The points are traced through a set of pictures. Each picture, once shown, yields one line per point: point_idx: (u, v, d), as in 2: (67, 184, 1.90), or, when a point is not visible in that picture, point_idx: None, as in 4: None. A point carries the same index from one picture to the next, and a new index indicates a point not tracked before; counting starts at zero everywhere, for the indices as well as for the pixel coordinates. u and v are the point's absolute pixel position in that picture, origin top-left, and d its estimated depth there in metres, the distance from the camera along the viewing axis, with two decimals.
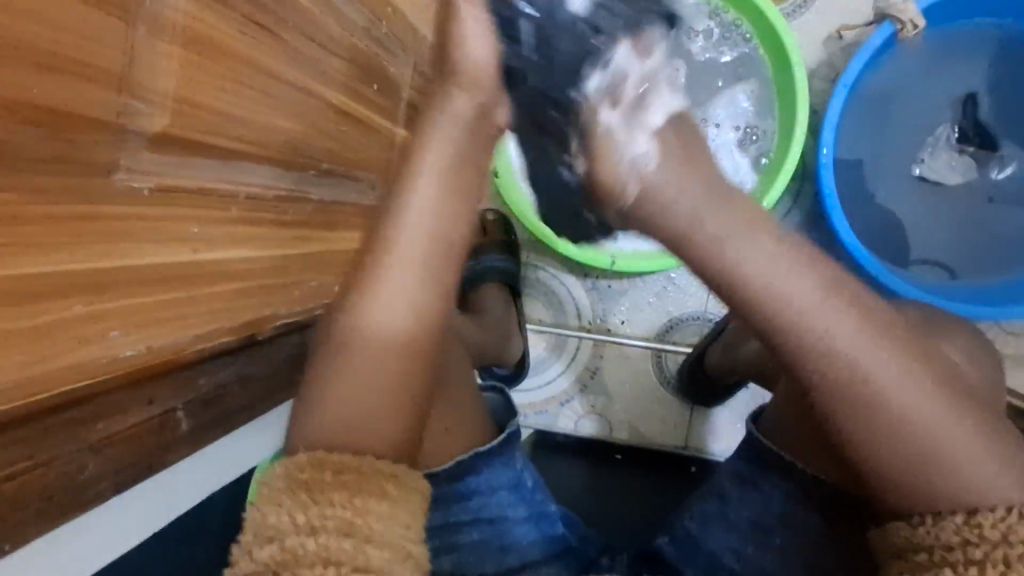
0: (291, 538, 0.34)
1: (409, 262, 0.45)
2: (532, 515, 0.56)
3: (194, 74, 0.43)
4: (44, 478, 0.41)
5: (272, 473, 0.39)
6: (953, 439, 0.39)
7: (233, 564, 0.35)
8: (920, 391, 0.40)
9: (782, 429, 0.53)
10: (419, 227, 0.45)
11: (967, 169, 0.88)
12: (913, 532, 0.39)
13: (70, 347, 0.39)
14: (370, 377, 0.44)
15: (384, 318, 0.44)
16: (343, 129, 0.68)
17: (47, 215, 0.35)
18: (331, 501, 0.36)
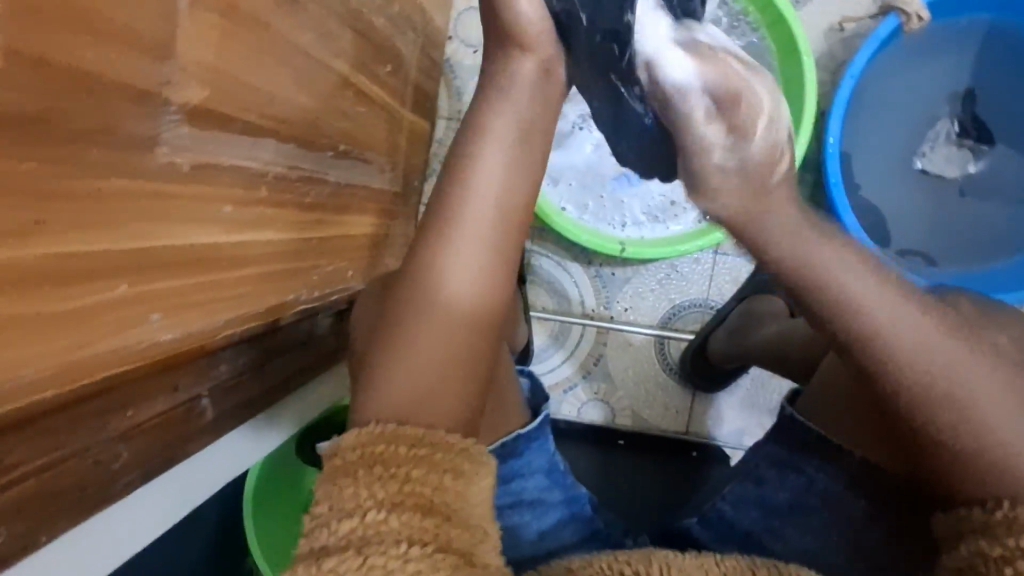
0: (372, 513, 0.38)
1: (480, 235, 0.53)
2: (566, 499, 0.58)
3: (225, 44, 0.41)
4: (77, 467, 0.39)
5: (340, 443, 0.42)
6: (992, 406, 0.43)
7: (311, 532, 0.38)
8: (955, 357, 0.44)
9: (820, 410, 0.55)
10: (484, 210, 0.54)
11: (965, 163, 0.91)
12: (981, 516, 0.41)
13: (109, 330, 0.37)
14: (448, 344, 0.49)
15: (463, 283, 0.51)
16: (358, 109, 0.66)
17: (93, 190, 0.33)
18: (411, 477, 0.40)
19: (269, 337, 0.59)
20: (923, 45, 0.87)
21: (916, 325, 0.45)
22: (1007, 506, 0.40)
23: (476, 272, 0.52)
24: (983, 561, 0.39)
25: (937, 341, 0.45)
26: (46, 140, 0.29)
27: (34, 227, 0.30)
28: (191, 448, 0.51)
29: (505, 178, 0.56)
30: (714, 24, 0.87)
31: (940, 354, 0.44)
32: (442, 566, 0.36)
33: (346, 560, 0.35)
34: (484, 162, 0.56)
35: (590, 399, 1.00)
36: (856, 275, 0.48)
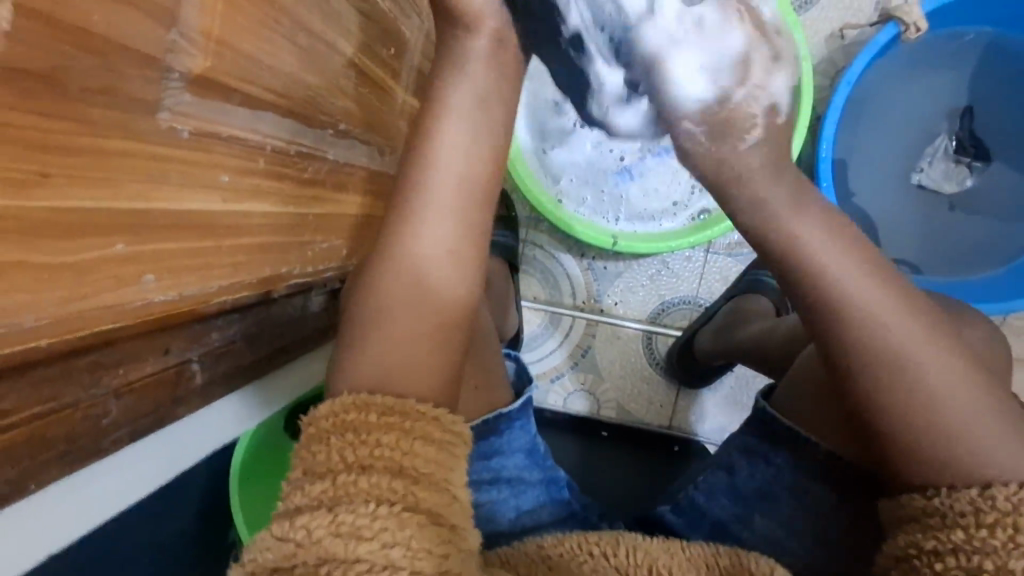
0: (342, 475, 0.39)
1: (444, 211, 0.53)
2: (544, 480, 0.60)
3: (231, 15, 0.42)
4: (71, 419, 0.40)
5: (314, 413, 0.44)
6: (960, 404, 0.45)
7: (286, 497, 0.40)
8: (932, 356, 0.46)
9: (799, 405, 0.57)
10: (446, 188, 0.54)
11: (961, 179, 0.92)
12: (926, 503, 0.43)
13: (107, 287, 0.38)
14: (408, 324, 0.50)
15: (424, 267, 0.52)
16: (360, 90, 0.67)
17: (97, 148, 0.34)
18: (379, 440, 0.41)
19: (260, 309, 0.61)
20: (921, 57, 0.89)
21: (904, 324, 0.47)
22: (946, 498, 0.43)
23: (443, 251, 0.53)
24: (916, 552, 0.42)
25: (919, 339, 0.47)
26: (54, 97, 0.30)
27: (38, 178, 0.31)
28: (181, 410, 0.52)
29: (465, 154, 0.55)
30: None
31: (921, 353, 0.46)
32: (407, 525, 0.38)
33: (316, 516, 0.37)
34: (444, 139, 0.54)
35: (577, 389, 1.01)
36: (854, 273, 0.49)
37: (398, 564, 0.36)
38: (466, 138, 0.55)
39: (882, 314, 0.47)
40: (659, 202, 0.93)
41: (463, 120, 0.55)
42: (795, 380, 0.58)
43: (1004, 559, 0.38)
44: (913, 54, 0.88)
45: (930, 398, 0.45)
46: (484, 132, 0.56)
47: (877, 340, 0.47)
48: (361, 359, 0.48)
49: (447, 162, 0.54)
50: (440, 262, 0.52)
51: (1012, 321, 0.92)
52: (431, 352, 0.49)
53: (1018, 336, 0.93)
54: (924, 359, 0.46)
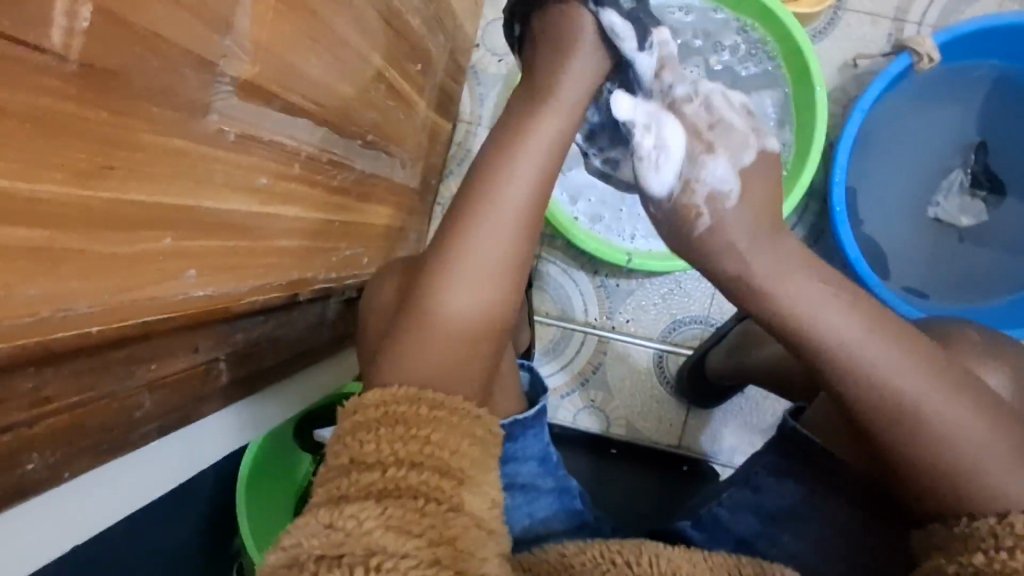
0: (392, 470, 0.40)
1: (513, 220, 0.54)
2: (557, 489, 0.60)
3: (280, 25, 0.44)
4: (106, 410, 0.41)
5: (363, 400, 0.44)
6: (976, 440, 0.46)
7: (327, 483, 0.40)
8: (935, 394, 0.47)
9: (821, 436, 0.56)
10: (506, 212, 0.54)
11: (977, 213, 0.93)
12: (951, 531, 0.45)
13: (152, 280, 0.39)
14: (465, 324, 0.51)
15: (482, 273, 0.53)
16: (387, 103, 0.69)
17: (155, 145, 0.35)
18: (429, 438, 0.41)
19: (284, 312, 0.62)
20: (932, 90, 0.91)
21: (915, 375, 0.48)
22: (966, 526, 0.44)
23: (502, 259, 0.54)
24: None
25: (928, 388, 0.47)
26: (122, 93, 0.32)
27: (102, 171, 0.32)
28: (205, 409, 0.53)
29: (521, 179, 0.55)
30: (732, 49, 0.90)
31: (932, 400, 0.47)
32: (453, 524, 0.38)
33: (366, 507, 0.37)
34: (493, 172, 0.55)
35: (587, 406, 1.02)
36: (852, 325, 0.50)
37: (445, 562, 0.36)
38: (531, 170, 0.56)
39: (888, 369, 0.48)
40: None
41: (532, 159, 0.56)
42: (814, 413, 0.57)
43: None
44: (924, 87, 0.90)
45: (940, 429, 0.46)
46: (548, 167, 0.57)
47: (876, 390, 0.48)
48: (385, 364, 0.49)
49: (511, 195, 0.55)
50: (481, 283, 0.53)
51: None
52: (471, 362, 0.50)
53: None
54: (935, 404, 0.47)
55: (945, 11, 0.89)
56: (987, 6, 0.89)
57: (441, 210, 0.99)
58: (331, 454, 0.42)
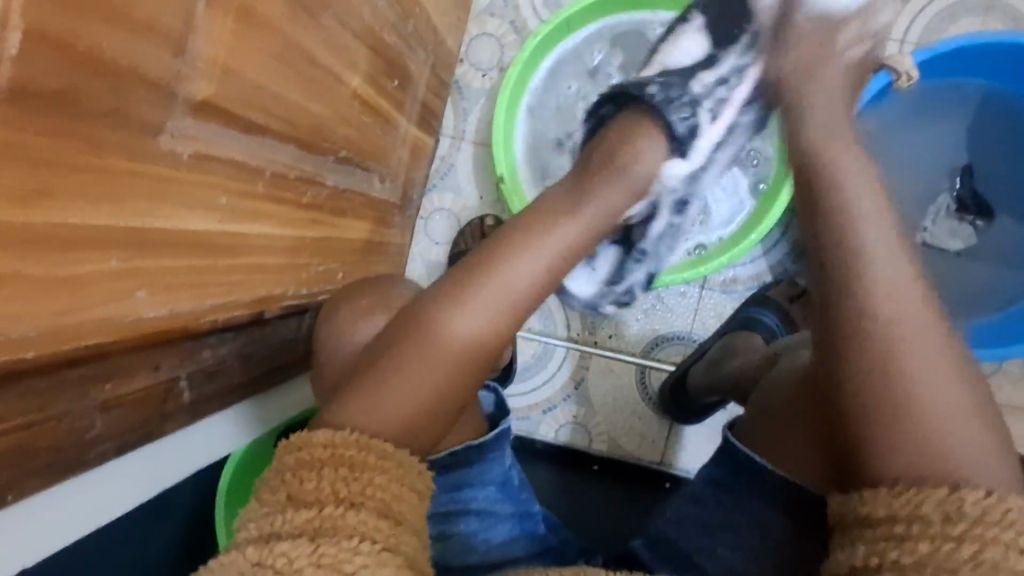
0: (329, 507, 0.40)
1: (507, 297, 0.55)
2: (518, 513, 0.60)
3: (239, 45, 0.44)
4: (55, 430, 0.41)
5: (310, 438, 0.45)
6: (944, 408, 0.44)
7: (264, 518, 0.40)
8: (927, 364, 0.45)
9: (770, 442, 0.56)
10: (501, 293, 0.55)
11: (966, 237, 0.92)
12: (888, 503, 0.41)
13: (100, 300, 0.39)
14: (430, 379, 0.51)
15: (463, 332, 0.53)
16: (363, 119, 0.69)
17: (98, 167, 0.35)
18: (373, 482, 0.42)
19: (254, 329, 0.61)
20: (918, 111, 0.91)
21: (913, 321, 0.46)
22: (903, 495, 0.41)
23: (485, 323, 0.54)
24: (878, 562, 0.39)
25: (918, 335, 0.46)
26: (60, 117, 0.32)
27: (40, 194, 0.32)
28: (168, 426, 0.52)
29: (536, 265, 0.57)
30: None
31: (911, 353, 0.45)
32: (388, 563, 0.38)
33: (298, 546, 0.37)
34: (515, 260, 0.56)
35: (568, 422, 1.01)
36: (901, 267, 0.49)
37: None
38: (537, 266, 0.57)
39: (899, 309, 0.47)
40: None
41: (543, 250, 0.58)
42: (773, 413, 0.58)
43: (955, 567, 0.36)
44: (909, 109, 0.91)
45: (914, 403, 0.44)
46: (555, 268, 0.58)
47: (875, 325, 0.47)
48: (349, 387, 0.50)
49: (513, 283, 0.56)
50: (475, 320, 0.54)
51: (1007, 368, 0.92)
52: (437, 417, 0.52)
53: (1013, 384, 0.92)
54: (913, 354, 0.45)
55: (928, 29, 0.89)
56: (970, 24, 0.89)
57: (424, 222, 0.99)
58: (267, 492, 0.42)
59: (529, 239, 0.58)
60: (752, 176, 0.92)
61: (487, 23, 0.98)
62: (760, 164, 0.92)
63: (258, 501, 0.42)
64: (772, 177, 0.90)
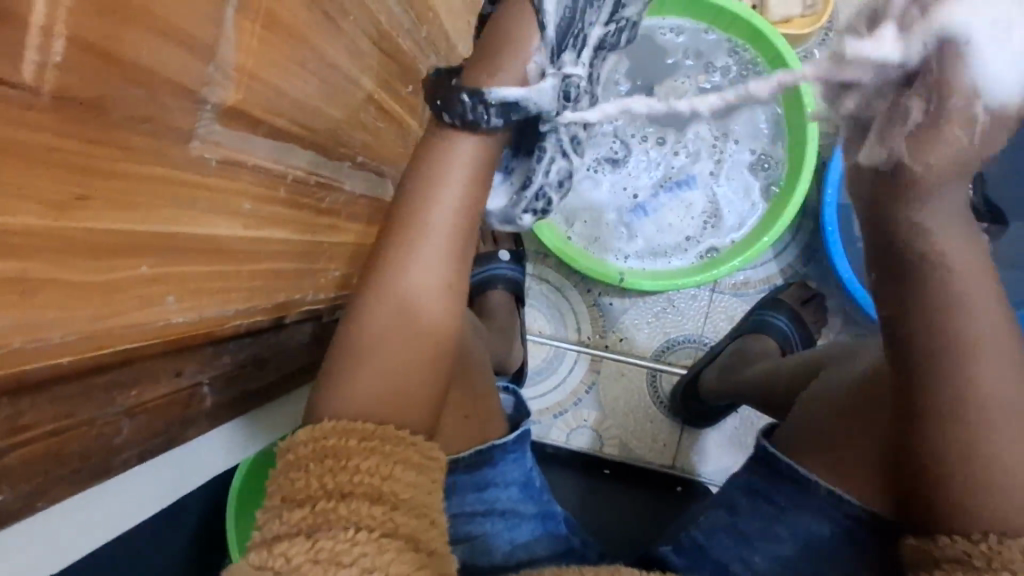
0: (321, 502, 0.40)
1: (438, 242, 0.55)
2: (539, 513, 0.60)
3: (264, 51, 0.44)
4: (84, 436, 0.41)
5: (294, 439, 0.45)
6: (1016, 435, 0.46)
7: (263, 525, 0.41)
8: (1008, 387, 0.46)
9: (801, 444, 0.56)
10: (439, 232, 0.55)
11: (982, 241, 0.91)
12: (971, 545, 0.44)
13: (131, 307, 0.39)
14: (400, 352, 0.51)
15: (412, 290, 0.53)
16: (378, 124, 0.69)
17: (132, 173, 0.35)
18: (360, 468, 0.42)
19: (272, 334, 0.61)
20: None
21: (985, 332, 0.47)
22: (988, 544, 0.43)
23: (436, 275, 0.54)
24: None
25: (989, 358, 0.46)
26: (98, 123, 0.32)
27: (78, 201, 0.32)
28: (189, 432, 0.52)
29: (459, 200, 0.55)
30: (723, 70, 0.91)
31: (972, 376, 0.46)
32: (387, 550, 0.38)
33: (295, 544, 0.38)
34: (437, 198, 0.55)
35: (581, 425, 1.01)
36: (980, 289, 0.47)
37: None
38: (460, 195, 0.55)
39: (983, 321, 0.47)
40: (672, 237, 0.95)
41: (452, 183, 0.55)
42: (801, 424, 0.58)
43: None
44: None
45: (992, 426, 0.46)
46: (471, 190, 0.56)
47: (950, 352, 0.47)
48: (349, 385, 0.49)
49: (438, 221, 0.55)
50: (431, 273, 0.54)
51: None
52: (417, 373, 0.51)
53: None
54: (985, 376, 0.46)
55: None
56: None
57: None
58: (267, 496, 0.43)
59: (447, 158, 0.55)
60: (763, 179, 0.93)
61: None
62: (771, 166, 0.93)
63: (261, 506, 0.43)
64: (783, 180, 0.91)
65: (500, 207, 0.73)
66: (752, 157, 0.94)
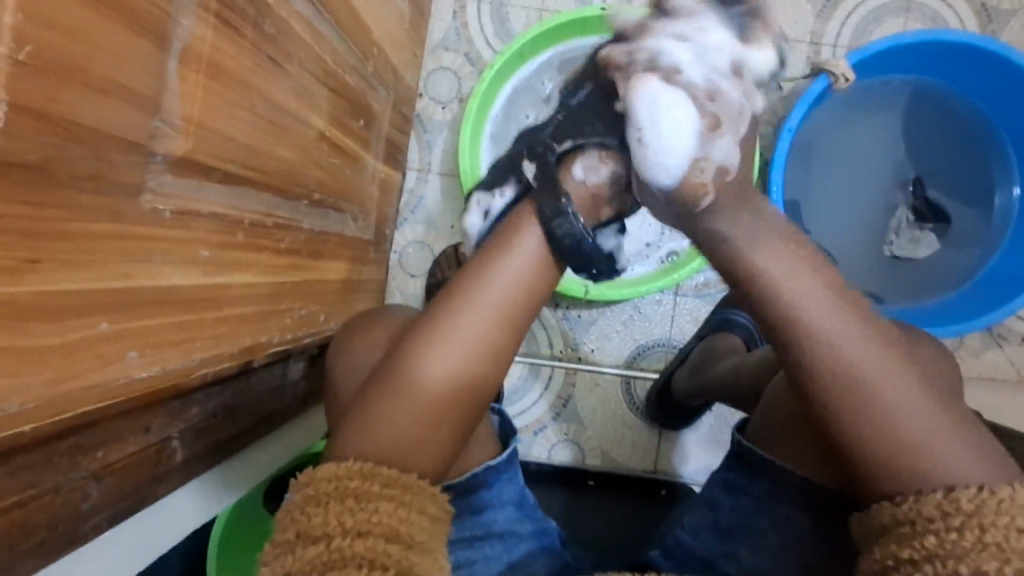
0: (337, 540, 0.40)
1: (482, 320, 0.53)
2: (536, 531, 0.61)
3: (211, 100, 0.45)
4: (52, 504, 0.39)
5: (314, 474, 0.44)
6: (926, 434, 0.43)
7: (277, 558, 0.41)
8: (901, 388, 0.44)
9: (771, 438, 0.56)
10: (484, 314, 0.53)
11: (930, 244, 0.97)
12: (897, 509, 0.42)
13: (92, 364, 0.38)
14: (409, 412, 0.50)
15: (443, 363, 0.51)
16: (333, 161, 0.69)
17: (82, 233, 0.35)
18: (379, 509, 0.42)
19: (240, 380, 0.60)
20: (853, 104, 0.96)
21: (865, 354, 0.45)
22: (912, 505, 0.42)
23: (470, 353, 0.52)
24: (894, 562, 0.41)
25: (876, 377, 0.44)
26: (43, 186, 0.32)
27: (28, 265, 0.32)
28: (162, 490, 0.51)
29: (510, 285, 0.54)
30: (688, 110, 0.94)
31: (884, 378, 0.44)
32: None
33: None
34: (489, 282, 0.54)
35: (561, 439, 1.01)
36: (818, 295, 0.47)
37: None
38: (507, 283, 0.54)
39: (834, 331, 0.46)
40: (632, 246, 0.97)
41: (507, 272, 0.54)
42: (768, 411, 0.58)
43: (976, 560, 0.38)
44: (849, 101, 0.95)
45: (906, 442, 0.43)
46: (529, 277, 0.55)
47: (841, 364, 0.45)
48: (343, 433, 0.49)
49: (482, 300, 0.53)
50: (461, 347, 0.52)
51: (968, 342, 0.97)
52: (444, 430, 0.51)
53: (975, 355, 0.97)
54: (889, 395, 0.44)
55: (856, 33, 0.95)
56: (894, 26, 0.95)
57: (398, 256, 1.00)
58: (279, 530, 0.43)
59: (502, 250, 0.55)
60: None
61: (442, 57, 1.00)
62: None
63: (271, 541, 0.42)
64: None
65: (476, 224, 0.67)
66: None
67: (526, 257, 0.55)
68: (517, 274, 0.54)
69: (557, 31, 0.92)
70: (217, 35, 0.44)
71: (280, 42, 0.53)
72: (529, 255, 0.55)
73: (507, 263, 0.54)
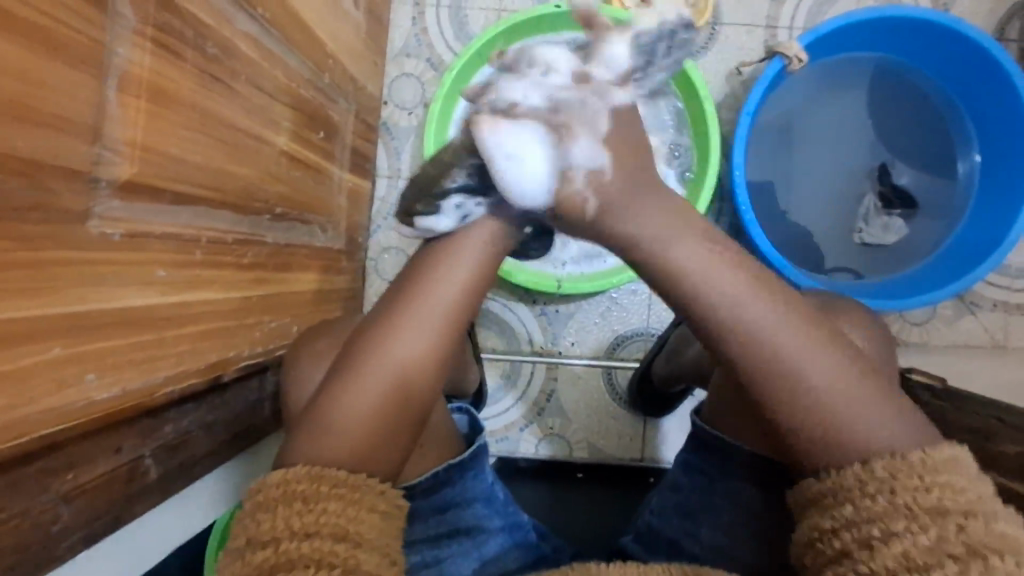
0: (286, 542, 0.41)
1: (434, 316, 0.55)
2: (506, 526, 0.62)
3: (156, 124, 0.46)
4: (19, 529, 0.40)
5: (265, 481, 0.46)
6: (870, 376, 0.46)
7: (228, 565, 0.42)
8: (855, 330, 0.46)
9: (720, 413, 0.58)
10: (436, 310, 0.55)
11: (899, 229, 0.97)
12: (822, 483, 0.44)
13: (50, 389, 0.40)
14: (366, 408, 0.51)
15: (401, 356, 0.53)
16: (294, 173, 0.70)
17: (28, 261, 0.37)
18: (326, 509, 0.43)
19: (214, 396, 0.61)
20: (811, 82, 0.96)
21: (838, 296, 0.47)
22: (838, 474, 0.44)
23: (423, 349, 0.54)
24: (819, 535, 0.43)
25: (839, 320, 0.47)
26: None
27: None
28: (139, 508, 0.52)
29: (467, 274, 0.57)
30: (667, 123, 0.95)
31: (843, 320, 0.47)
32: None
33: None
34: (446, 275, 0.56)
35: (547, 434, 1.03)
36: None
37: None
38: (462, 275, 0.57)
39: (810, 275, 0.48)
40: None
41: (463, 262, 0.57)
42: (718, 389, 0.60)
43: (888, 520, 0.40)
44: (806, 81, 0.96)
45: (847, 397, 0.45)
46: (482, 270, 0.58)
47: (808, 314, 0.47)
48: (298, 438, 0.50)
49: (438, 299, 0.55)
50: (417, 337, 0.54)
51: (941, 311, 0.98)
52: (399, 430, 0.52)
53: (946, 322, 0.98)
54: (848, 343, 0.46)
55: (810, 13, 0.96)
56: (847, 5, 0.96)
57: (373, 264, 1.01)
58: (231, 539, 0.44)
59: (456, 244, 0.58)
60: (677, 167, 0.96)
61: (405, 63, 1.01)
62: (682, 155, 0.96)
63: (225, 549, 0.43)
64: (696, 165, 0.94)
65: (449, 227, 0.59)
66: (663, 149, 0.95)
67: (491, 232, 0.59)
68: (473, 264, 0.58)
69: (512, 30, 0.93)
70: (157, 60, 0.45)
71: (226, 61, 0.54)
72: (497, 229, 0.60)
73: (467, 254, 0.58)
